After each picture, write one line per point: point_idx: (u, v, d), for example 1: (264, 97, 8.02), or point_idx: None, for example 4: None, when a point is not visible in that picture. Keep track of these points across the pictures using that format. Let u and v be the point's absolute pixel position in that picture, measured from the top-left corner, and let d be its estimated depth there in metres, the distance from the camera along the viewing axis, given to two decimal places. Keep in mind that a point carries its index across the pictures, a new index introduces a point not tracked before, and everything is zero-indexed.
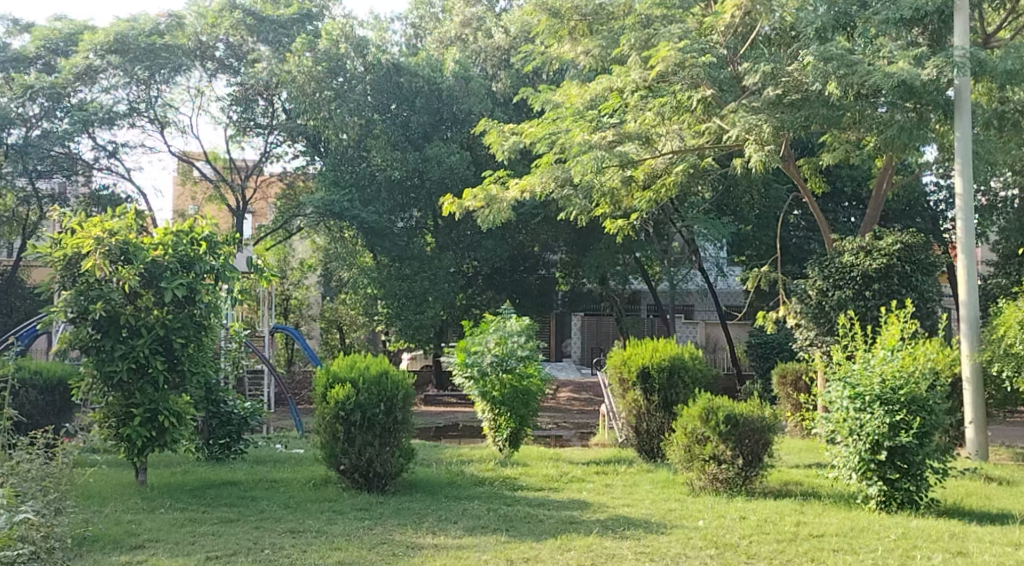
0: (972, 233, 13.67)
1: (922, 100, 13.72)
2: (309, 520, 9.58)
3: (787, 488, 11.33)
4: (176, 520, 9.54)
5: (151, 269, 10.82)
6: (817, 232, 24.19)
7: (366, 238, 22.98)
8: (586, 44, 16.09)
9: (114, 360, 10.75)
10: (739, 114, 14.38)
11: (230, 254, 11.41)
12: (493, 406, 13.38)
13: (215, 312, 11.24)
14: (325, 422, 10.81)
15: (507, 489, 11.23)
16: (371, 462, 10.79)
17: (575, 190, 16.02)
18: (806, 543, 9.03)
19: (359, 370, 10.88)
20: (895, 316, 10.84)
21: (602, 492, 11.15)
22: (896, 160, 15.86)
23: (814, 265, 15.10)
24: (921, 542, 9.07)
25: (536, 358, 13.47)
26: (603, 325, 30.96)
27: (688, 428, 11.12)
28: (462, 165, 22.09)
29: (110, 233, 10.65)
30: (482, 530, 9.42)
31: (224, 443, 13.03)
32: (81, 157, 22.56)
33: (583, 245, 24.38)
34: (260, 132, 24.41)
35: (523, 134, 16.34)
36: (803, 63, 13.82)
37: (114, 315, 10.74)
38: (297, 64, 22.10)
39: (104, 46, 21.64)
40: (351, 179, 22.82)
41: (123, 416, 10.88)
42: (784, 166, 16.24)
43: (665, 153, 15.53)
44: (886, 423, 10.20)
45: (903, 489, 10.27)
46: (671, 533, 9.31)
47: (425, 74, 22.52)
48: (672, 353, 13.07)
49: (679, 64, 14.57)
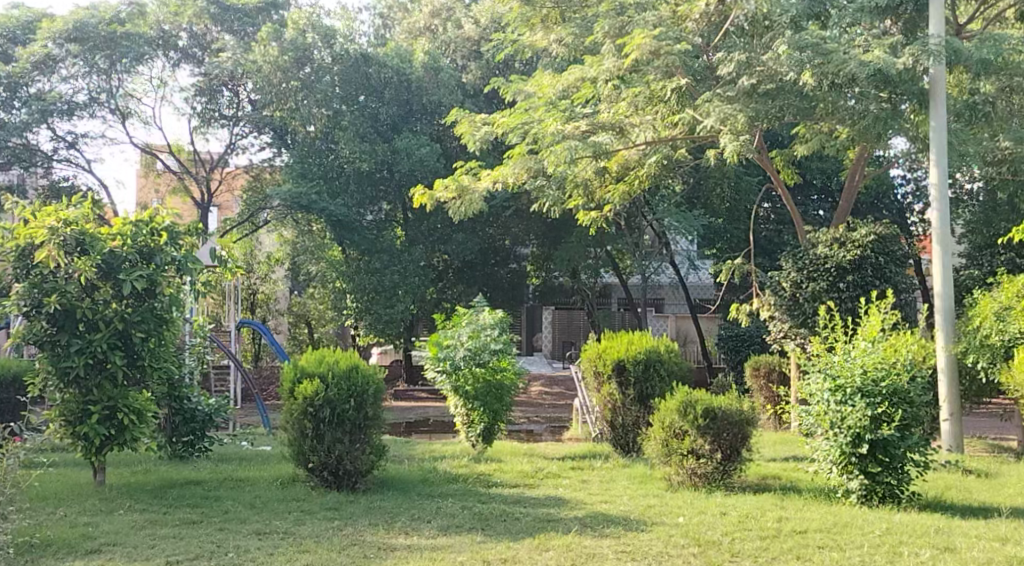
0: (947, 224, 13.44)
1: (895, 90, 13.42)
2: (275, 521, 9.25)
3: (765, 482, 11.14)
4: (136, 522, 9.20)
5: (108, 261, 10.42)
6: (788, 225, 24.06)
7: (334, 232, 22.64)
8: (559, 32, 15.87)
9: (71, 356, 10.37)
10: (714, 104, 14.14)
11: (193, 246, 11.05)
12: (467, 401, 13.10)
13: (177, 306, 10.87)
14: (292, 419, 10.49)
15: (481, 486, 10.95)
16: (340, 460, 10.49)
17: (547, 181, 16.06)
18: (790, 539, 8.82)
19: (328, 365, 10.58)
20: (875, 307, 10.63)
21: (579, 488, 10.91)
22: (868, 151, 15.67)
23: (787, 257, 14.89)
24: (907, 537, 8.88)
25: (510, 352, 13.20)
26: (574, 319, 30.78)
27: (665, 423, 10.91)
28: (432, 157, 21.74)
29: (65, 223, 10.29)
30: (456, 530, 9.15)
31: (188, 441, 12.73)
32: (39, 148, 22.16)
33: (554, 238, 24.15)
34: (225, 124, 23.92)
35: (494, 124, 16.02)
36: (776, 52, 13.63)
37: (70, 309, 10.35)
38: (263, 54, 21.70)
39: (63, 34, 21.09)
40: (319, 170, 22.53)
41: (79, 415, 10.51)
42: (758, 157, 16.03)
43: (638, 144, 15.41)
44: (868, 415, 10.01)
45: (884, 483, 10.09)
46: (651, 530, 9.07)
47: (394, 65, 22.16)
48: (647, 345, 12.86)
49: (653, 51, 14.15)
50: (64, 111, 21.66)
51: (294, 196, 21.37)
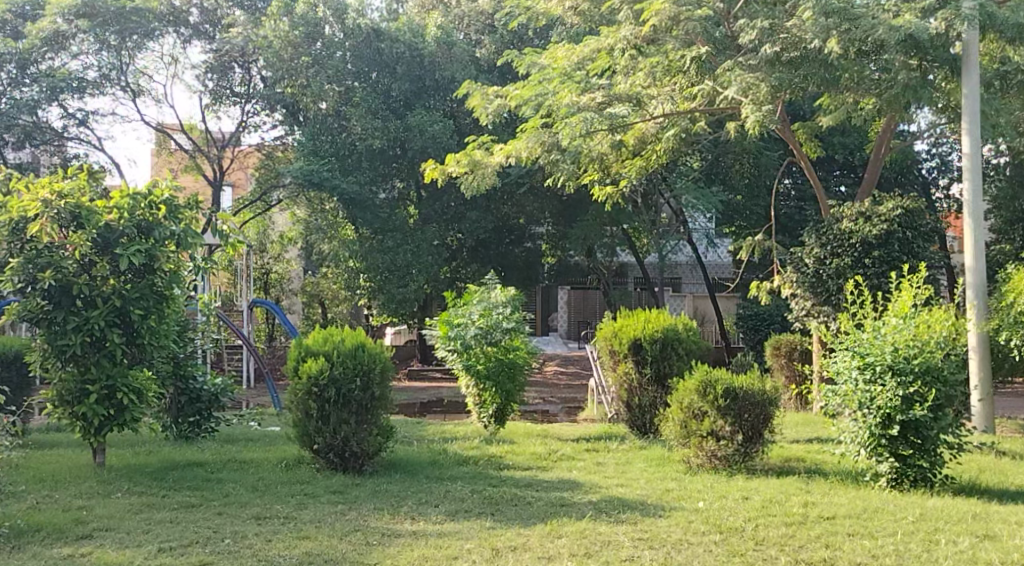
0: (979, 196, 12.99)
1: (926, 56, 12.97)
2: (276, 506, 8.87)
3: (789, 465, 10.71)
4: (131, 506, 8.82)
5: (105, 235, 10.00)
6: (808, 202, 23.60)
7: (346, 210, 22.13)
8: (574, 1, 15.48)
9: (67, 334, 9.98)
10: (735, 73, 13.57)
11: (193, 221, 10.54)
12: (478, 381, 12.73)
13: (178, 282, 10.45)
14: (297, 399, 10.09)
15: (492, 468, 10.56)
16: (347, 441, 10.10)
17: (563, 156, 15.06)
18: (818, 526, 8.37)
19: (334, 343, 10.16)
20: (906, 282, 10.12)
21: (594, 471, 10.50)
22: (895, 122, 15.11)
23: (810, 232, 14.36)
24: (943, 524, 8.42)
25: (523, 330, 12.75)
26: (590, 299, 30.39)
27: (683, 403, 10.48)
28: (446, 133, 21.22)
29: (60, 195, 9.82)
30: (465, 514, 8.75)
31: (193, 421, 12.33)
32: (49, 126, 21.73)
33: (569, 216, 23.65)
34: (236, 101, 23.55)
35: (508, 97, 15.52)
36: (801, 18, 13.09)
37: (66, 285, 9.93)
38: (273, 29, 21.39)
39: (72, 9, 20.75)
40: (331, 148, 22.14)
41: (77, 394, 10.13)
42: (780, 127, 15.46)
43: (656, 117, 14.74)
44: (899, 396, 9.55)
45: (915, 466, 9.65)
46: (670, 516, 8.64)
47: (406, 40, 21.65)
48: (665, 324, 12.42)
49: (673, 18, 13.83)
50: (75, 88, 21.28)
51: (306, 173, 20.99)
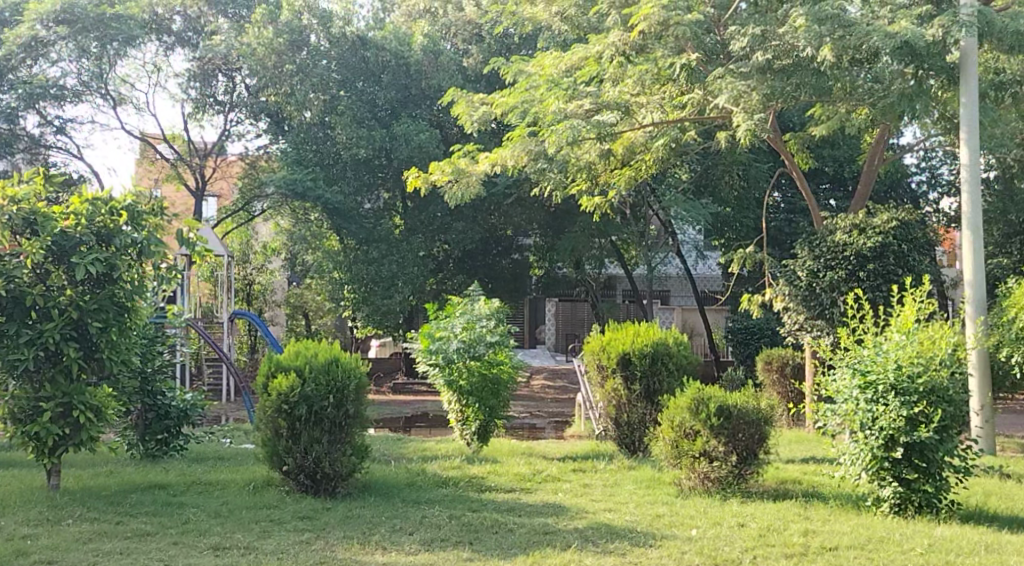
0: (978, 209, 12.49)
1: (922, 65, 12.26)
2: (237, 534, 8.32)
3: (785, 487, 10.20)
4: (81, 534, 8.25)
5: (60, 242, 9.44)
6: (799, 215, 23.17)
7: (330, 220, 21.67)
8: (561, 5, 15.05)
9: (19, 348, 9.38)
10: (726, 80, 13.04)
11: (157, 227, 9.94)
12: (460, 397, 12.18)
13: (142, 293, 9.86)
14: (266, 417, 9.56)
15: (473, 490, 10.01)
16: (319, 462, 9.55)
17: (549, 165, 14.66)
18: (819, 558, 7.85)
19: (305, 358, 9.60)
20: (909, 296, 9.62)
21: (581, 493, 9.96)
22: (889, 132, 14.61)
23: (803, 244, 13.85)
24: (953, 556, 7.91)
25: (508, 344, 12.23)
26: (578, 311, 29.93)
27: (674, 422, 9.94)
28: (431, 143, 20.61)
29: (13, 201, 9.33)
30: (441, 543, 8.20)
31: (161, 439, 11.76)
32: (26, 133, 21.17)
33: (557, 227, 23.14)
34: (219, 110, 23.06)
35: (494, 104, 14.99)
36: (794, 25, 12.50)
37: (19, 296, 9.38)
38: (258, 36, 20.90)
39: (50, 15, 20.09)
40: (315, 158, 21.62)
41: (31, 412, 9.59)
42: (773, 139, 14.95)
43: (645, 124, 14.27)
44: (903, 416, 9.05)
45: (921, 491, 9.13)
46: (661, 546, 8.12)
47: (392, 47, 21.22)
48: (655, 338, 11.88)
49: (663, 22, 13.20)
50: (53, 95, 20.69)
51: (289, 182, 20.49)
